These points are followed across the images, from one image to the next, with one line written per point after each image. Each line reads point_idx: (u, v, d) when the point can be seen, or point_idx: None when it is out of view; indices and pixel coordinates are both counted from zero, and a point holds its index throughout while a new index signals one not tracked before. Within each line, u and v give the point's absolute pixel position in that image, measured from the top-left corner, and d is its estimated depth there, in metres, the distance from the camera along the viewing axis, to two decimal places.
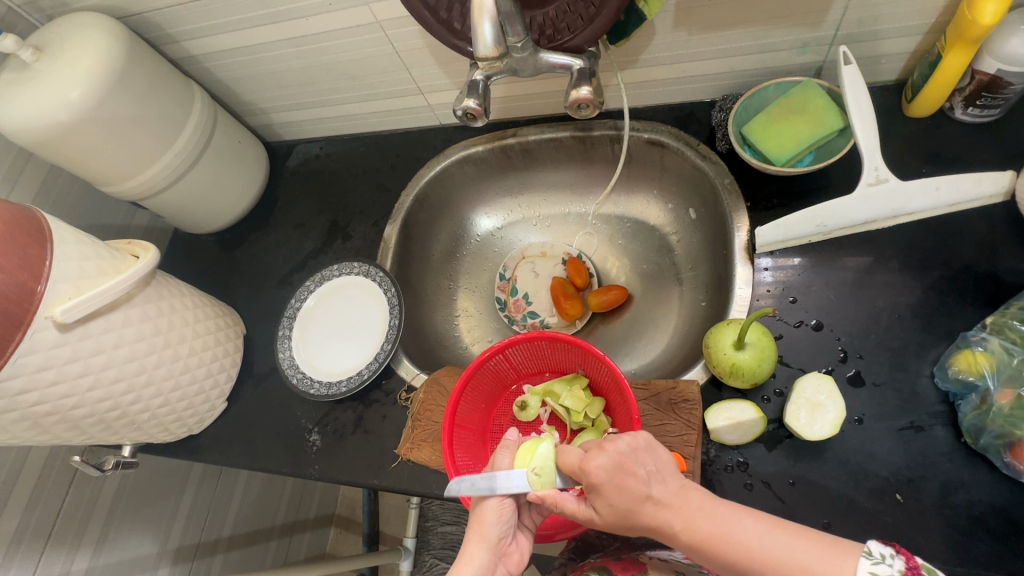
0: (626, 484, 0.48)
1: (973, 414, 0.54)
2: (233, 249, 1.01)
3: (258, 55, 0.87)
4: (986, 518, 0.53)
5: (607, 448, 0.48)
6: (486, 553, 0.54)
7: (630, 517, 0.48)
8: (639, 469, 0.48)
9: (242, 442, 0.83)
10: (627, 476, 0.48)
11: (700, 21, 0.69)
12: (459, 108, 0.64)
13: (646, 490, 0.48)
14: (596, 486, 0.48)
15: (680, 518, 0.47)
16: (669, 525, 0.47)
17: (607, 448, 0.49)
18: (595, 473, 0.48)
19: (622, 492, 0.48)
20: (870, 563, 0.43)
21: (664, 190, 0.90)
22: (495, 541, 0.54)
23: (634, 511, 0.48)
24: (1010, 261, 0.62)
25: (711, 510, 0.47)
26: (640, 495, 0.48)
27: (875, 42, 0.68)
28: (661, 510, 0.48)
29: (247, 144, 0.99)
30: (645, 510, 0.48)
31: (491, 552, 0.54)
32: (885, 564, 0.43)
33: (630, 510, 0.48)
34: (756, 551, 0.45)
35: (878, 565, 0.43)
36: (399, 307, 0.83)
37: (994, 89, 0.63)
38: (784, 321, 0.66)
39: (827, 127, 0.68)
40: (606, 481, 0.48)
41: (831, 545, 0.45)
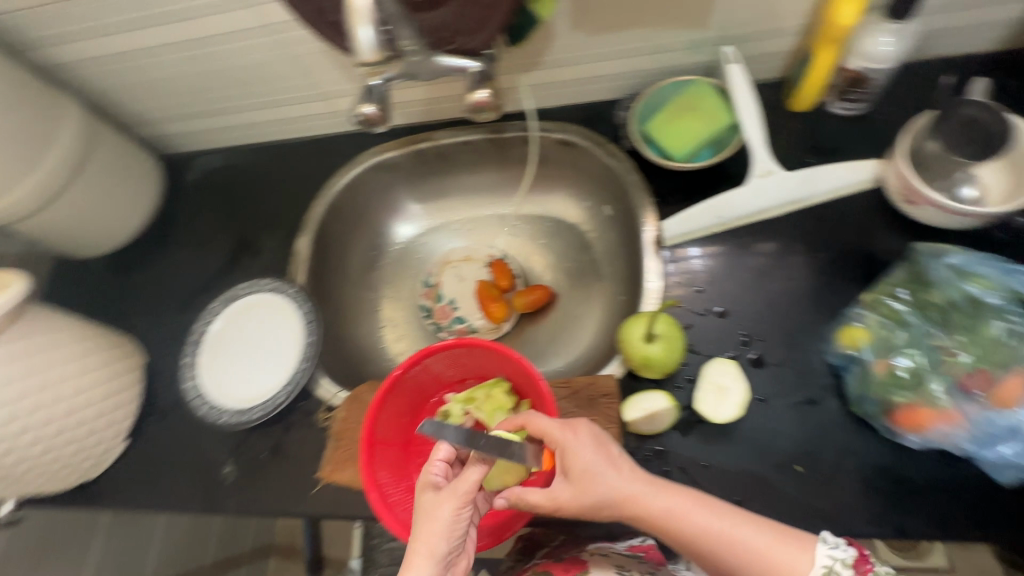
0: (601, 456, 0.55)
1: (857, 384, 0.59)
2: (129, 272, 0.93)
3: (139, 61, 0.80)
4: (874, 479, 0.58)
5: (582, 430, 0.55)
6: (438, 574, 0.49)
7: (602, 485, 0.53)
8: (612, 448, 0.56)
9: (147, 483, 0.76)
10: (603, 454, 0.55)
11: (595, 23, 0.70)
12: (357, 114, 0.62)
13: (617, 461, 0.55)
14: (573, 452, 0.54)
15: (650, 491, 0.53)
16: (637, 497, 0.53)
17: (582, 432, 0.56)
18: (573, 439, 0.55)
19: (598, 464, 0.54)
20: (829, 548, 0.50)
21: (580, 188, 0.91)
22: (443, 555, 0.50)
23: (602, 481, 0.53)
24: (883, 241, 0.68)
25: (679, 495, 0.53)
26: (615, 464, 0.55)
27: (756, 42, 0.73)
28: (631, 481, 0.54)
29: (136, 158, 0.91)
30: (612, 479, 0.53)
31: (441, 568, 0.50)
32: (839, 550, 0.50)
33: (597, 479, 0.53)
34: (714, 531, 0.51)
35: (834, 549, 0.50)
36: (313, 323, 0.79)
37: (859, 84, 0.69)
38: (692, 310, 0.69)
39: (721, 123, 0.73)
40: (584, 453, 0.54)
41: (794, 537, 0.51)
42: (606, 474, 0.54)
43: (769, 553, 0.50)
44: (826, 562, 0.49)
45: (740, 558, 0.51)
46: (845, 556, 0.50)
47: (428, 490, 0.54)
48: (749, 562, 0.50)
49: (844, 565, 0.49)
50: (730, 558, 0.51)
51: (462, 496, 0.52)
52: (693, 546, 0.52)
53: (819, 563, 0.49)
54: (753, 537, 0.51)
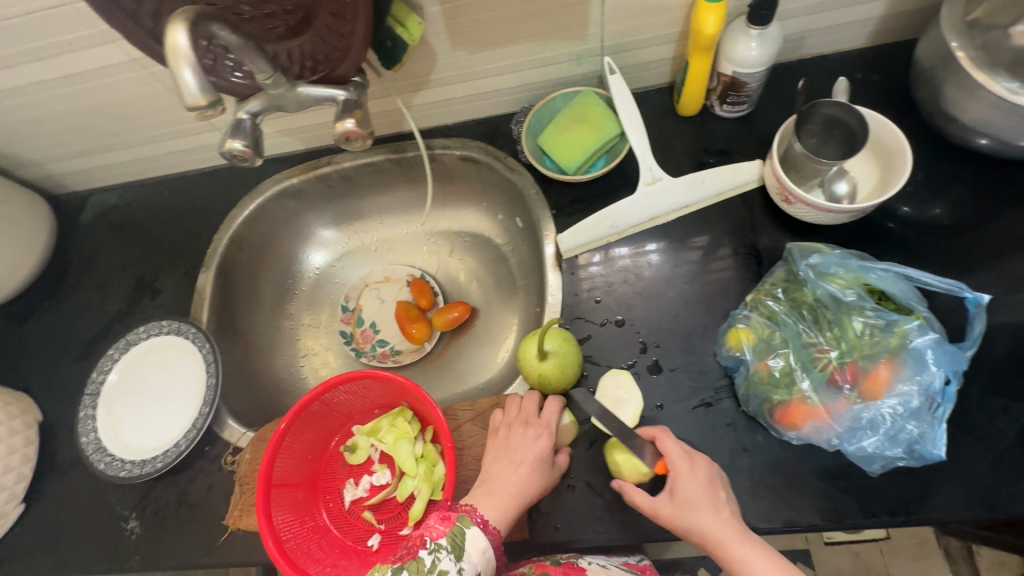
0: (711, 498, 0.54)
1: (744, 384, 0.60)
2: (22, 324, 0.88)
3: (4, 103, 0.75)
4: (767, 477, 0.59)
5: (682, 458, 0.55)
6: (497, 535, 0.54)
7: (687, 518, 0.53)
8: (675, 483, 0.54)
9: (47, 547, 0.72)
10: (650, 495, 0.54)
11: (474, 41, 0.70)
12: (224, 150, 0.59)
13: (721, 507, 0.53)
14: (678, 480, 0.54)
15: (726, 536, 0.52)
16: (713, 539, 0.52)
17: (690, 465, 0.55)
18: (688, 475, 0.54)
19: (701, 502, 0.53)
20: None
21: (489, 202, 0.91)
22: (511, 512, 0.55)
23: (695, 518, 0.53)
24: (769, 239, 0.69)
25: (746, 541, 0.52)
26: (716, 505, 0.53)
27: (638, 51, 0.73)
28: (714, 521, 0.52)
29: (18, 203, 0.86)
30: (705, 520, 0.53)
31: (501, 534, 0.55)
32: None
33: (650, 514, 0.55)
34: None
35: None
36: (215, 363, 0.76)
37: (736, 88, 0.70)
38: (592, 321, 0.69)
39: (607, 132, 0.72)
40: (695, 488, 0.54)
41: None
42: (701, 515, 0.53)
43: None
44: None
45: None
46: None
47: (516, 434, 0.61)
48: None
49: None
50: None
51: (517, 453, 0.59)
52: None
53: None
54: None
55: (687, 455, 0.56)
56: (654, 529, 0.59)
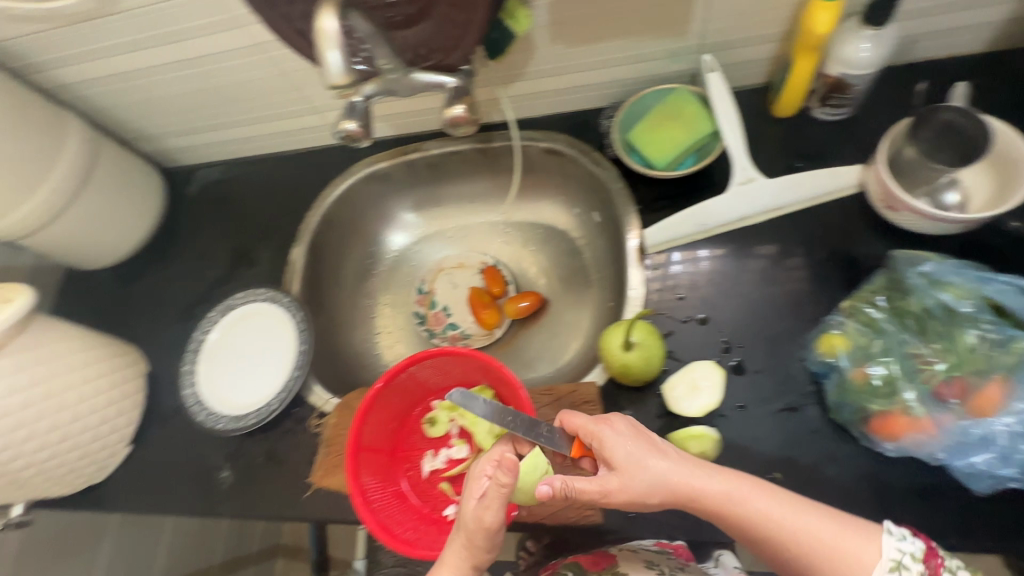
0: (644, 443, 0.54)
1: (836, 392, 0.60)
2: (132, 283, 0.96)
3: (137, 81, 0.83)
4: (853, 488, 0.58)
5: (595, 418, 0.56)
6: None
7: (648, 474, 0.53)
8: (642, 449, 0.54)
9: (150, 487, 0.79)
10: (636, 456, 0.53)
11: (574, 35, 0.71)
12: (338, 131, 0.64)
13: (660, 451, 0.54)
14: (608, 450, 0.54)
15: (700, 477, 0.52)
16: (690, 487, 0.52)
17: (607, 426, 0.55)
18: (609, 430, 0.55)
19: (639, 452, 0.54)
20: (896, 539, 0.48)
21: (568, 196, 0.92)
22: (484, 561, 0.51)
23: (649, 469, 0.53)
24: (867, 247, 0.67)
25: (725, 476, 0.52)
26: (654, 453, 0.54)
27: (737, 50, 0.73)
28: (679, 468, 0.53)
29: (138, 173, 0.94)
30: (657, 467, 0.53)
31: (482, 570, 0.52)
32: (908, 542, 0.48)
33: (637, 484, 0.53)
34: (772, 519, 0.49)
35: (902, 543, 0.48)
36: (306, 332, 0.81)
37: (841, 90, 0.69)
38: (674, 317, 0.69)
39: (700, 132, 0.73)
40: (621, 441, 0.54)
41: (861, 528, 0.49)
42: (656, 462, 0.53)
43: (834, 540, 0.48)
44: (894, 551, 0.47)
45: (791, 546, 0.49)
46: (912, 548, 0.48)
47: (472, 500, 0.50)
48: (817, 552, 0.48)
49: (912, 559, 0.48)
50: (792, 547, 0.49)
51: (491, 527, 0.48)
52: (748, 533, 0.51)
53: (887, 554, 0.47)
54: (814, 522, 0.49)
55: (601, 417, 0.57)
56: None
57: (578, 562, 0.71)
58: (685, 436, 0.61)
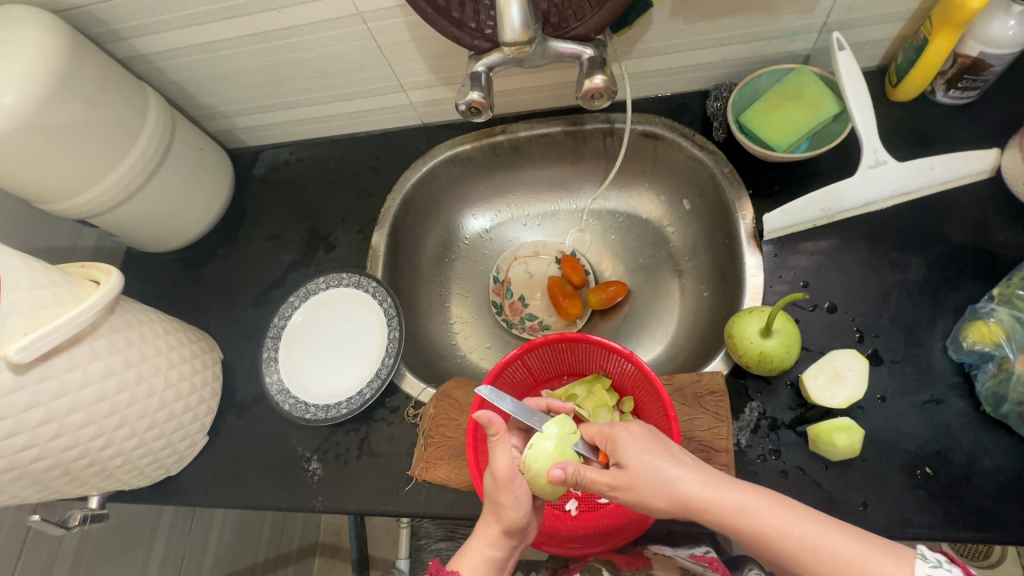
0: (661, 450, 0.52)
1: (992, 383, 0.56)
2: (200, 267, 0.92)
3: (220, 53, 0.79)
4: (1012, 483, 0.55)
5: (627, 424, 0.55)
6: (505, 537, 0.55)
7: (659, 481, 0.50)
8: (647, 447, 0.52)
9: (231, 479, 0.75)
10: (654, 447, 0.52)
11: (697, 10, 0.68)
12: (463, 102, 0.60)
13: (679, 457, 0.51)
14: (621, 445, 0.53)
15: (716, 487, 0.49)
16: (703, 497, 0.49)
17: (633, 426, 0.55)
18: (627, 434, 0.53)
19: (655, 457, 0.51)
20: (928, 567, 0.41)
21: (657, 182, 0.89)
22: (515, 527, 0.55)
23: (666, 473, 0.50)
24: (1003, 234, 0.65)
25: (741, 487, 0.49)
26: (671, 459, 0.51)
27: (862, 29, 0.70)
28: (695, 476, 0.50)
29: (209, 152, 0.90)
30: (678, 472, 0.50)
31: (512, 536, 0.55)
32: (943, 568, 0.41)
33: (653, 478, 0.50)
34: (791, 531, 0.46)
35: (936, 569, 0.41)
36: (397, 318, 0.77)
37: (976, 71, 0.66)
38: (800, 305, 0.66)
39: (824, 113, 0.69)
40: (638, 445, 0.52)
41: (892, 552, 0.43)
42: (672, 468, 0.50)
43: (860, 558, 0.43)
44: None
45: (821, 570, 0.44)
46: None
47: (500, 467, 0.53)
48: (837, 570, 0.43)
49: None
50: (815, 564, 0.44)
51: (509, 479, 0.53)
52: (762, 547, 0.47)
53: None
54: (836, 538, 0.45)
55: (610, 428, 0.55)
56: (885, 526, 0.55)
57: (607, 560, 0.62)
58: (830, 428, 0.57)
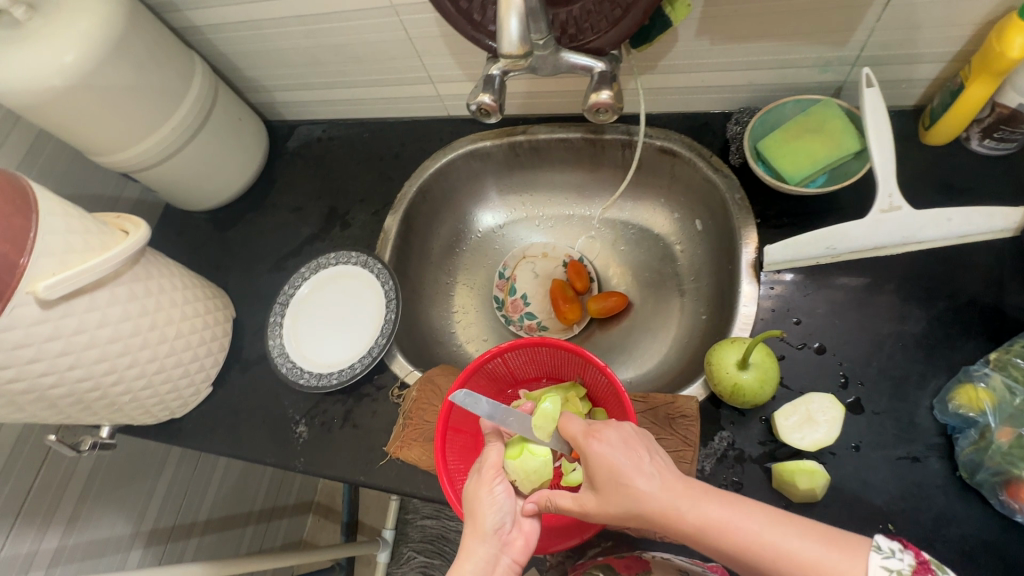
0: (627, 459, 0.50)
1: (970, 448, 0.54)
2: (227, 228, 0.98)
3: (265, 31, 0.84)
4: (976, 554, 0.53)
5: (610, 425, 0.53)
6: (482, 544, 0.51)
7: (625, 496, 0.48)
8: (625, 456, 0.50)
9: (227, 429, 0.80)
10: (627, 453, 0.50)
11: (724, 31, 0.67)
12: (474, 103, 0.62)
13: (646, 466, 0.49)
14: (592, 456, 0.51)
15: (681, 503, 0.47)
16: (670, 510, 0.47)
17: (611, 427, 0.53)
18: (596, 444, 0.51)
19: (623, 471, 0.49)
20: (881, 557, 0.42)
21: (672, 199, 0.88)
22: (489, 530, 0.52)
23: (631, 490, 0.48)
24: (1015, 297, 0.62)
25: (705, 500, 0.46)
26: (637, 469, 0.49)
27: (896, 66, 0.67)
28: (659, 489, 0.47)
29: (247, 122, 0.95)
30: (643, 486, 0.48)
31: (490, 541, 0.52)
32: (895, 559, 0.42)
33: (623, 485, 0.48)
34: (758, 542, 0.43)
35: (888, 560, 0.41)
36: (396, 301, 0.80)
37: (1013, 123, 0.62)
38: (787, 342, 0.66)
39: (844, 149, 0.68)
40: (605, 457, 0.50)
41: (843, 544, 0.43)
42: (638, 479, 0.48)
43: (821, 563, 0.42)
44: (880, 574, 0.41)
45: (793, 574, 0.42)
46: (901, 567, 0.41)
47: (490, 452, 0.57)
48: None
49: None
50: (781, 575, 0.42)
51: (491, 474, 0.54)
52: (735, 560, 0.44)
53: (872, 574, 0.41)
54: (802, 548, 0.43)
55: (592, 428, 0.53)
56: None
57: (608, 565, 0.67)
58: (793, 469, 0.57)
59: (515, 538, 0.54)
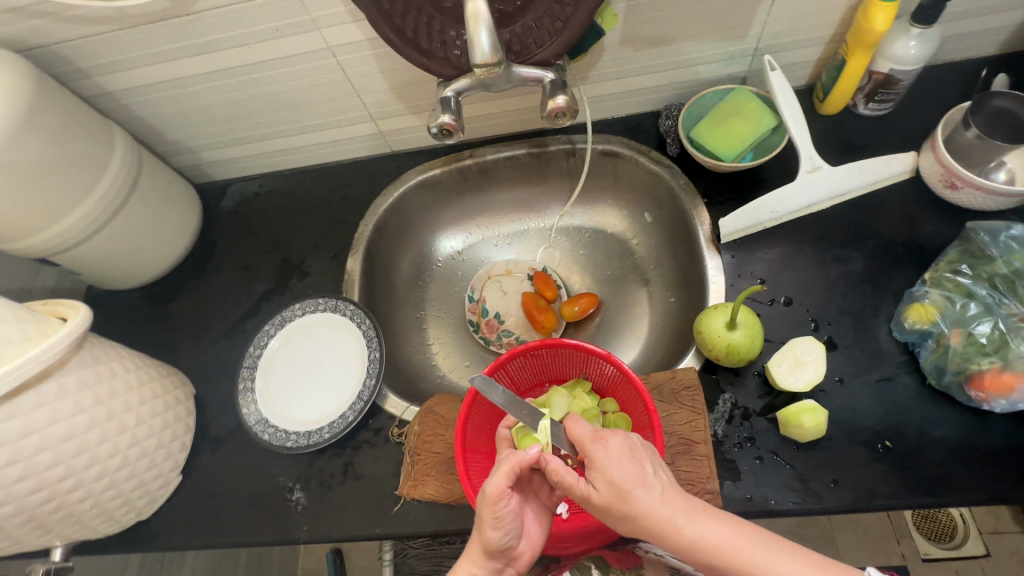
0: (634, 471, 0.50)
1: (933, 356, 0.62)
2: (168, 302, 0.90)
3: (189, 89, 0.80)
4: (961, 449, 0.60)
5: (618, 435, 0.52)
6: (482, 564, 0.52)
7: (626, 507, 0.48)
8: (633, 470, 0.50)
9: (209, 517, 0.72)
10: (630, 467, 0.50)
11: (643, 39, 0.75)
12: (435, 125, 0.64)
13: (650, 478, 0.49)
14: (596, 466, 0.51)
15: (682, 515, 0.47)
16: (666, 523, 0.47)
17: (619, 436, 0.52)
18: (602, 452, 0.51)
19: (626, 480, 0.49)
20: None
21: (619, 197, 0.94)
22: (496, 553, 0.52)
23: (633, 501, 0.48)
24: (927, 226, 0.72)
25: (705, 518, 0.47)
26: (642, 483, 0.49)
27: (788, 52, 0.78)
28: (660, 503, 0.48)
29: (177, 186, 0.90)
30: (646, 499, 0.48)
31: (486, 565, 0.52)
32: None
33: (624, 497, 0.48)
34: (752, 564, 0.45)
35: None
36: (376, 339, 0.77)
37: (888, 86, 0.74)
38: (759, 301, 0.72)
39: (763, 126, 0.77)
40: (610, 466, 0.50)
41: None
42: (640, 492, 0.48)
43: None
44: None
45: None
46: None
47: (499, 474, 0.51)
48: None
49: None
50: None
51: (491, 507, 0.50)
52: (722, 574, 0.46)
53: None
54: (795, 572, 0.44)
55: (598, 435, 0.53)
56: (853, 498, 0.59)
57: (602, 557, 0.65)
58: (797, 411, 0.61)
59: (522, 551, 0.55)
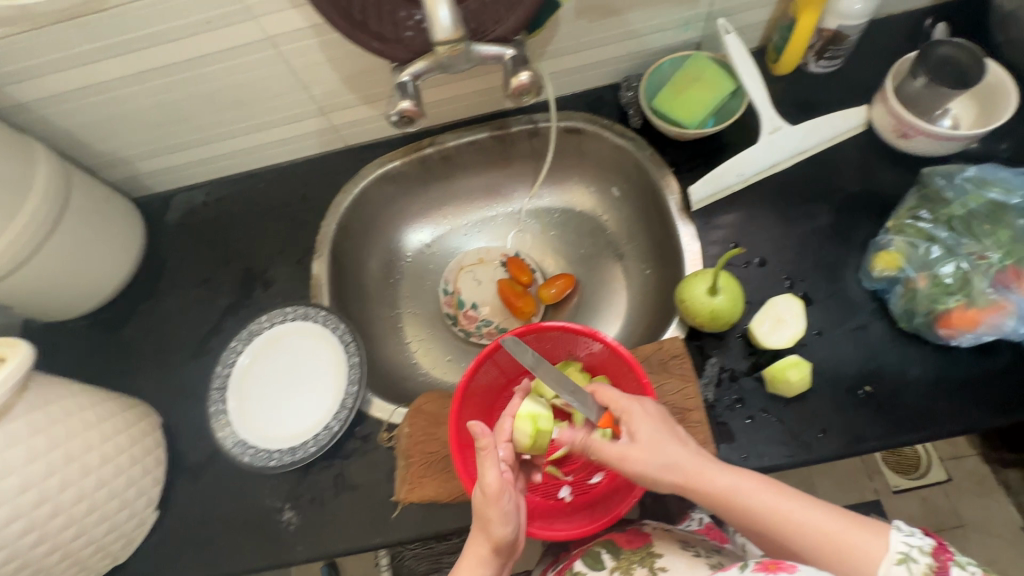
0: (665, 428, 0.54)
1: (902, 302, 0.64)
2: (119, 328, 0.84)
3: (115, 93, 0.73)
4: (935, 385, 0.63)
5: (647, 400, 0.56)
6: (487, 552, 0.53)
7: (661, 460, 0.52)
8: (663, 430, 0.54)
9: (195, 550, 0.68)
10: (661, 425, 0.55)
11: (598, 9, 0.73)
12: (394, 112, 0.62)
13: (681, 438, 0.54)
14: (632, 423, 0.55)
15: (709, 468, 0.52)
16: (698, 475, 0.52)
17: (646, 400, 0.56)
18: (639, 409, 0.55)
19: (661, 434, 0.54)
20: (903, 534, 0.48)
21: (585, 174, 0.93)
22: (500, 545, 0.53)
23: (667, 452, 0.53)
24: (884, 176, 0.75)
25: (734, 470, 0.52)
26: (679, 440, 0.54)
27: (739, 16, 0.79)
28: (693, 459, 0.52)
29: (114, 202, 0.82)
30: (679, 453, 0.53)
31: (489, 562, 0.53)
32: (915, 536, 0.48)
33: (661, 449, 0.53)
34: (781, 510, 0.50)
35: (909, 537, 0.48)
36: (354, 343, 0.74)
37: (837, 42, 0.76)
38: (735, 264, 0.73)
39: (723, 90, 0.77)
40: (645, 423, 0.54)
41: (866, 524, 0.49)
42: (672, 446, 0.53)
43: (834, 536, 0.48)
44: (900, 547, 0.47)
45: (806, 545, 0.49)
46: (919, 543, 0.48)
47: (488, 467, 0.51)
48: (819, 548, 0.49)
49: (921, 551, 0.47)
50: (799, 544, 0.49)
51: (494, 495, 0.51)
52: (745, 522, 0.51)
53: (895, 547, 0.47)
54: (820, 520, 0.49)
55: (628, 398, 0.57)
56: (841, 445, 0.61)
57: (611, 540, 0.66)
58: (783, 368, 0.63)
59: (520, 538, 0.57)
